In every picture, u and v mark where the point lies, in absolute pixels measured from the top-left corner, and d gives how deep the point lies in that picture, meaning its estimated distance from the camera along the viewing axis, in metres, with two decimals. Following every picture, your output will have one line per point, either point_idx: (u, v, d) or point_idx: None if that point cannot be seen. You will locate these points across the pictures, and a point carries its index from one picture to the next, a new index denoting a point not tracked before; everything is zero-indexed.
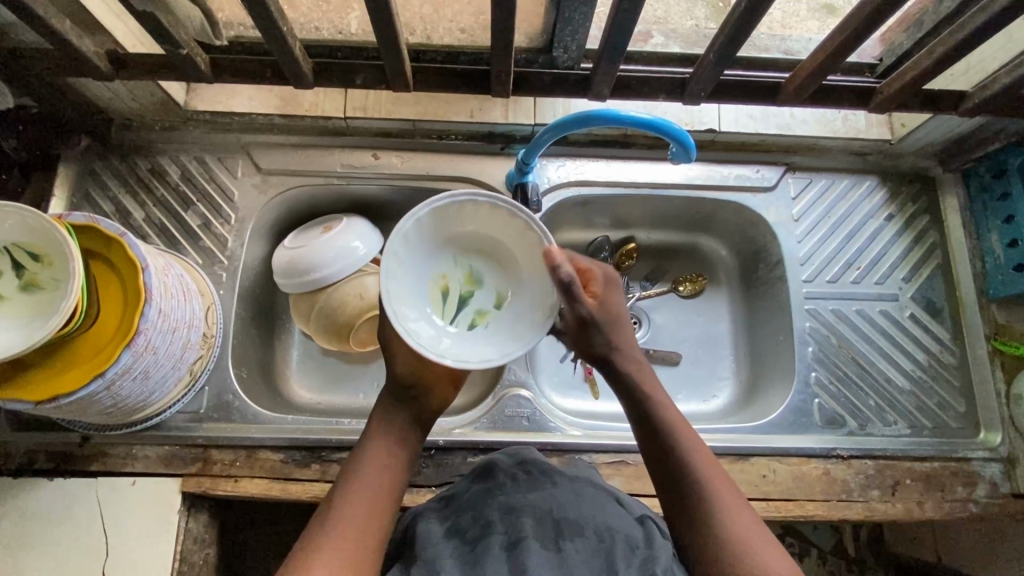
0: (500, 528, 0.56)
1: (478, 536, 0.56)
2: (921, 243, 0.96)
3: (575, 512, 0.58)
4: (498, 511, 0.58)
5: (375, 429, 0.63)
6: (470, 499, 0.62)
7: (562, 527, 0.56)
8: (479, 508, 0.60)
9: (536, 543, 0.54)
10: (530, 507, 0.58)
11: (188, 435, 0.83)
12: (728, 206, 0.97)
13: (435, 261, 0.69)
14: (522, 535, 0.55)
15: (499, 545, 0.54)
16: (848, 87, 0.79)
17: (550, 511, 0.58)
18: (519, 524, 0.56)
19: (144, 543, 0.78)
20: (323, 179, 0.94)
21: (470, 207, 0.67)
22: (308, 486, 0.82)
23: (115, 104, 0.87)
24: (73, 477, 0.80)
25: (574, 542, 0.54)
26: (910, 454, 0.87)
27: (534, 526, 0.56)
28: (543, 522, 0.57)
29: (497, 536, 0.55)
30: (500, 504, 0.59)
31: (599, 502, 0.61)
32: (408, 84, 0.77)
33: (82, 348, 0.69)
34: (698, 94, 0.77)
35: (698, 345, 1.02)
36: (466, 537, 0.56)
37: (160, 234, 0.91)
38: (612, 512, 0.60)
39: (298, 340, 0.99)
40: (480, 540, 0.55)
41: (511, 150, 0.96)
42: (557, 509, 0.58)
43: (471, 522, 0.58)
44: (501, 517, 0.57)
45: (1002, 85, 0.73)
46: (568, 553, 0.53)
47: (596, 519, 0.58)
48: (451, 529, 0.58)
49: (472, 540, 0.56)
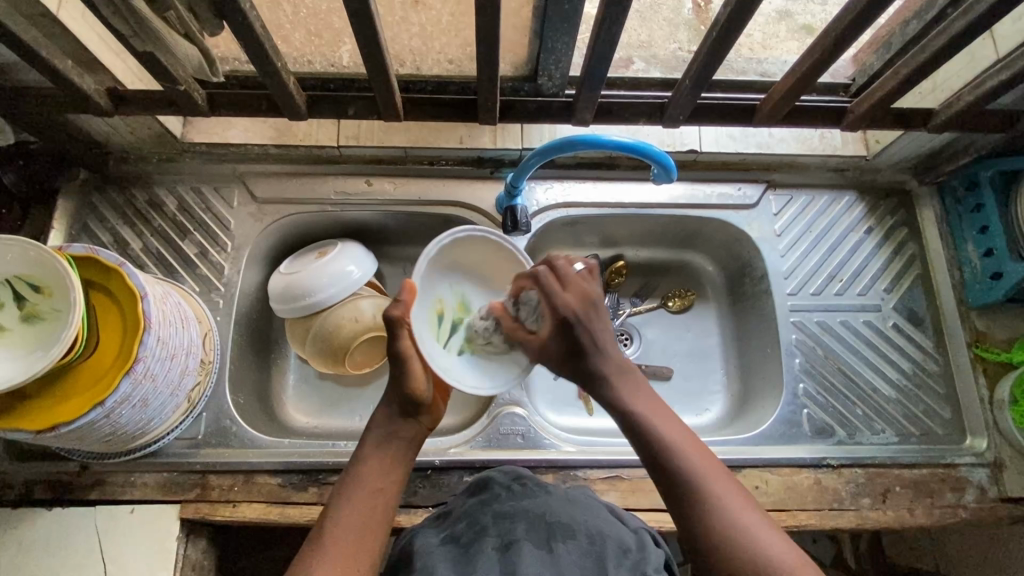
0: (493, 531, 0.57)
1: (472, 539, 0.57)
2: (901, 254, 0.99)
3: (568, 516, 0.60)
4: (492, 518, 0.60)
5: (372, 440, 0.66)
6: (466, 509, 0.63)
7: (554, 529, 0.57)
8: (475, 515, 0.61)
9: (530, 544, 0.55)
10: (523, 513, 0.60)
11: (186, 461, 0.83)
12: (712, 223, 1.00)
13: (435, 285, 0.71)
14: (516, 537, 0.56)
15: (492, 546, 0.56)
16: (821, 107, 0.82)
17: (543, 516, 0.59)
18: (512, 528, 0.57)
19: (142, 572, 0.78)
20: (317, 206, 0.96)
21: (483, 243, 0.73)
22: (305, 509, 0.82)
23: (113, 137, 0.89)
24: (72, 506, 0.81)
25: (566, 544, 0.56)
26: (899, 461, 0.88)
27: (527, 529, 0.57)
28: (536, 526, 0.58)
29: (491, 538, 0.57)
30: (495, 511, 0.61)
31: (592, 509, 0.63)
32: (399, 114, 0.80)
33: (82, 377, 0.70)
34: (676, 117, 0.80)
35: (688, 359, 1.04)
36: (460, 541, 0.58)
37: (158, 263, 0.93)
38: (604, 519, 0.61)
39: (294, 365, 1.01)
40: (474, 542, 0.57)
41: (500, 173, 0.98)
42: (551, 513, 0.60)
43: (466, 528, 0.59)
44: (495, 522, 0.59)
45: (966, 102, 0.76)
46: (560, 554, 0.54)
47: (587, 523, 0.59)
48: (446, 537, 0.59)
49: (466, 543, 0.57)
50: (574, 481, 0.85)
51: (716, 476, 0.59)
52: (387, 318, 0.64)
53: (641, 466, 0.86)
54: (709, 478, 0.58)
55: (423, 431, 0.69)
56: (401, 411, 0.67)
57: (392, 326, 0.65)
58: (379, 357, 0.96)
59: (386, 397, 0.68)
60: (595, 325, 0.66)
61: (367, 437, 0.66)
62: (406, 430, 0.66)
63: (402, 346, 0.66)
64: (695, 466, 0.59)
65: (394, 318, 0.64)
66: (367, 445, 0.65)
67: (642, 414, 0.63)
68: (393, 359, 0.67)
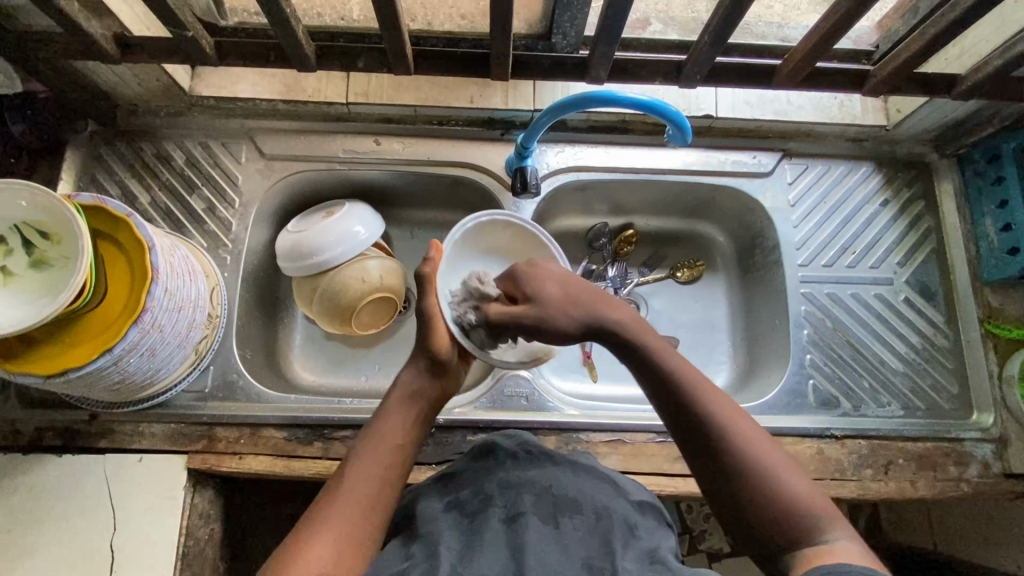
0: (499, 502, 0.59)
1: (477, 509, 0.59)
2: (916, 227, 0.97)
3: (573, 490, 0.61)
4: (497, 487, 0.61)
5: (395, 395, 0.67)
6: (469, 473, 0.65)
7: (561, 505, 0.58)
8: (480, 482, 0.63)
9: (536, 520, 0.56)
10: (529, 483, 0.60)
11: (193, 413, 0.84)
12: (725, 191, 0.99)
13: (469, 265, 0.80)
14: (521, 511, 0.57)
15: (499, 518, 0.57)
16: (843, 70, 0.79)
17: (549, 488, 0.60)
18: (519, 499, 0.59)
19: (152, 518, 0.80)
20: (325, 163, 0.95)
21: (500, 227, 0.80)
22: (311, 463, 0.83)
23: (121, 88, 0.88)
24: (82, 454, 0.82)
25: (571, 521, 0.57)
26: (903, 434, 0.87)
27: (534, 501, 0.58)
28: (543, 499, 0.59)
29: (498, 510, 0.58)
30: (499, 479, 0.62)
31: (596, 481, 0.64)
32: (410, 68, 0.77)
33: (90, 325, 0.71)
34: (693, 77, 0.78)
35: (695, 330, 1.05)
36: (465, 510, 0.59)
37: (165, 218, 0.92)
38: (607, 492, 0.62)
39: (301, 324, 1.02)
40: (480, 514, 0.58)
41: (511, 135, 0.97)
42: (557, 485, 0.61)
43: (471, 496, 0.60)
44: (500, 492, 0.60)
45: (992, 68, 0.74)
46: (565, 531, 0.56)
47: (593, 498, 0.60)
48: (450, 502, 0.61)
49: (471, 513, 0.59)
50: (577, 444, 0.84)
51: (746, 424, 0.60)
52: (419, 275, 0.70)
53: (644, 431, 0.85)
54: (733, 422, 0.59)
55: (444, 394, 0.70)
56: (429, 371, 0.68)
57: (422, 283, 0.70)
58: (385, 319, 0.98)
59: (411, 355, 0.69)
60: (574, 282, 0.67)
61: (389, 397, 0.67)
62: (430, 390, 0.68)
63: (427, 303, 0.69)
64: (728, 416, 0.60)
65: (425, 275, 0.70)
66: (391, 400, 0.66)
67: (669, 365, 0.62)
68: (419, 316, 0.70)
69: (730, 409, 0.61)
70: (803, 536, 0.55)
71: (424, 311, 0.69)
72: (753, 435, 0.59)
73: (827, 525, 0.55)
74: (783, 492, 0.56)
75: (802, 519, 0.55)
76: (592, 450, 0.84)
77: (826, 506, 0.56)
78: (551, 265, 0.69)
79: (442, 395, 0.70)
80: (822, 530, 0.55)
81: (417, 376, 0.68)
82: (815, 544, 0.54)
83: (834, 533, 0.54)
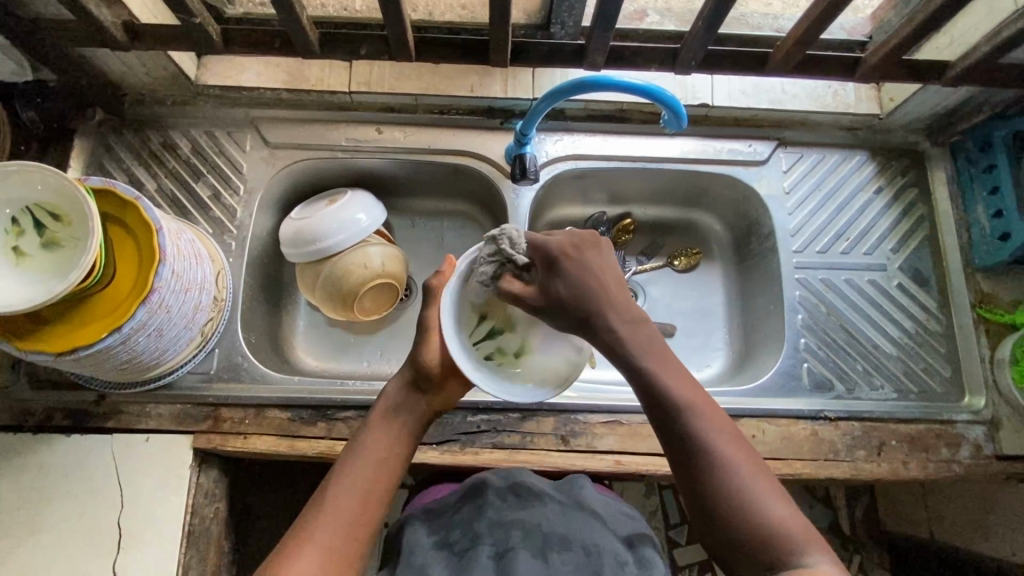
0: (488, 540, 0.67)
1: (468, 547, 0.67)
2: (909, 215, 0.99)
3: (561, 528, 0.69)
4: (487, 526, 0.69)
5: (380, 408, 0.70)
6: (463, 513, 0.73)
7: (548, 541, 0.67)
8: (470, 523, 0.71)
9: (523, 553, 0.65)
10: (517, 522, 0.69)
11: (199, 394, 0.86)
12: (721, 179, 1.01)
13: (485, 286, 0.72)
14: (509, 546, 0.65)
15: (488, 554, 0.65)
16: (836, 57, 0.81)
17: (536, 527, 0.68)
18: (506, 536, 0.67)
19: (158, 497, 0.82)
20: (329, 152, 0.97)
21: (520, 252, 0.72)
22: (314, 443, 0.84)
23: (130, 76, 0.90)
24: (90, 433, 0.84)
25: (560, 555, 0.66)
26: (896, 416, 0.89)
27: (521, 538, 0.67)
28: (530, 536, 0.67)
29: (487, 547, 0.66)
30: (488, 518, 0.70)
31: (584, 519, 0.72)
32: (412, 56, 0.79)
33: (100, 305, 0.73)
34: (688, 63, 0.79)
35: (692, 317, 1.06)
36: (458, 549, 0.68)
37: (171, 204, 0.94)
38: (597, 529, 0.70)
39: (304, 311, 1.04)
40: (470, 550, 0.66)
41: (511, 124, 0.98)
42: (543, 525, 0.69)
43: (461, 536, 0.69)
44: (489, 530, 0.68)
45: (981, 53, 0.75)
46: (554, 563, 0.64)
47: (581, 535, 0.68)
48: (445, 542, 0.69)
49: (463, 552, 0.67)
50: (574, 425, 0.86)
51: (731, 441, 0.59)
52: (427, 287, 0.72)
53: (640, 412, 0.87)
54: (718, 439, 0.59)
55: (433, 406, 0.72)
56: (414, 382, 0.70)
57: (430, 294, 0.72)
58: (387, 306, 1.00)
59: (400, 368, 0.72)
60: (583, 277, 0.63)
61: (377, 407, 0.70)
62: (416, 405, 0.70)
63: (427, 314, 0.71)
64: (715, 434, 0.59)
65: (432, 288, 0.72)
66: (376, 414, 0.69)
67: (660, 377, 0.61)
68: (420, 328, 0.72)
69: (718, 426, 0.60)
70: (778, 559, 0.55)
71: (423, 322, 0.71)
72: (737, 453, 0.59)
73: (805, 550, 0.55)
74: (764, 514, 0.56)
75: (779, 542, 0.55)
76: (590, 431, 0.86)
77: (807, 530, 0.56)
78: (581, 249, 0.64)
79: (431, 408, 0.71)
80: (800, 555, 0.54)
81: (405, 389, 0.70)
82: (792, 567, 0.54)
83: (815, 558, 0.54)
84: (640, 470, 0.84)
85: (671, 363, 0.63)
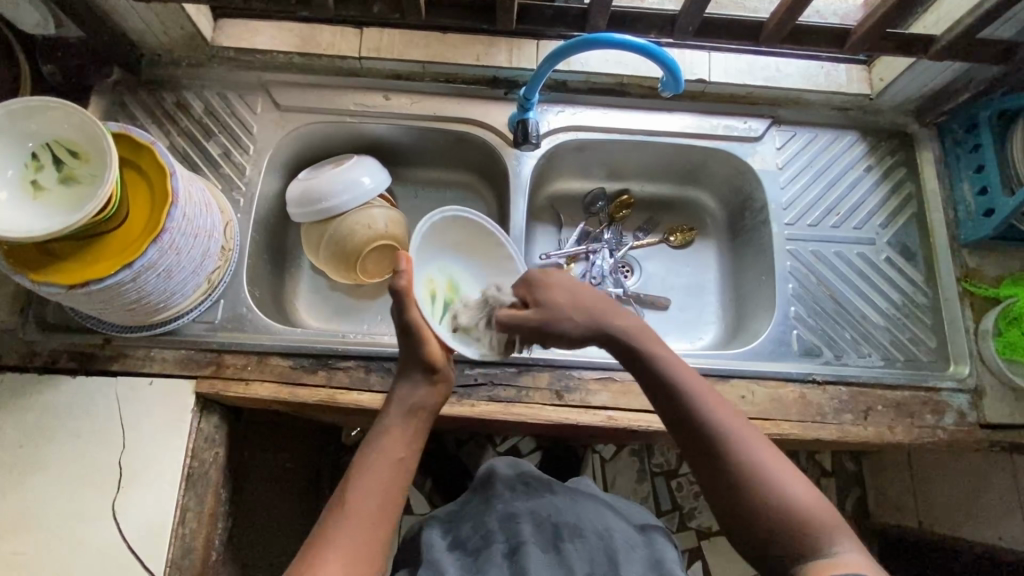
0: (500, 537, 0.69)
1: (480, 545, 0.69)
2: (898, 192, 1.02)
3: (574, 517, 0.72)
4: (497, 521, 0.71)
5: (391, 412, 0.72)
6: (472, 510, 0.75)
7: (560, 531, 0.69)
8: (480, 518, 0.73)
9: (534, 549, 0.67)
10: (526, 514, 0.72)
11: (204, 341, 0.88)
12: (716, 155, 1.04)
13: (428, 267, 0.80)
14: (520, 542, 0.68)
15: (501, 552, 0.67)
16: (826, 30, 0.85)
17: (548, 517, 0.71)
18: (518, 531, 0.69)
19: (159, 440, 0.83)
20: (337, 116, 1.00)
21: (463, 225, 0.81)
22: (314, 390, 0.86)
23: (148, 35, 0.93)
24: (94, 375, 0.86)
25: (573, 543, 0.68)
26: (883, 381, 0.91)
27: (532, 532, 0.69)
28: (541, 526, 0.70)
29: (498, 545, 0.68)
30: (498, 513, 0.73)
31: (594, 506, 0.75)
32: (422, 15, 0.83)
33: (113, 243, 0.75)
34: (686, 31, 0.83)
35: (686, 291, 1.09)
36: (469, 547, 0.69)
37: (182, 161, 0.96)
38: (607, 516, 0.74)
39: (307, 274, 1.06)
40: (483, 549, 0.68)
41: (514, 94, 1.02)
42: (556, 514, 0.72)
43: (473, 533, 0.71)
44: (499, 525, 0.71)
45: (964, 26, 0.80)
46: (566, 552, 0.67)
47: (592, 522, 0.71)
48: (455, 543, 0.71)
49: (475, 550, 0.69)
50: (569, 380, 0.88)
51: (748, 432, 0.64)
52: (396, 289, 0.70)
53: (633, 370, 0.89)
54: (731, 429, 0.64)
55: (439, 399, 0.75)
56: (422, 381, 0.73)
57: (399, 295, 0.70)
58: (388, 269, 1.03)
59: (402, 369, 0.74)
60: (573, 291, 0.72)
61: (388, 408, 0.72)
62: (424, 398, 0.73)
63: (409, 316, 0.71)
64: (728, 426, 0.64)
65: (400, 289, 0.70)
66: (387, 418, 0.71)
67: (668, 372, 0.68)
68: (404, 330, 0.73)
69: (727, 416, 0.65)
70: (808, 539, 0.58)
71: (408, 325, 0.72)
72: (753, 444, 0.64)
73: (831, 537, 0.58)
74: (787, 500, 0.60)
75: (808, 524, 0.59)
76: (584, 387, 0.88)
77: (831, 516, 0.59)
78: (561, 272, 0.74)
79: (437, 401, 0.75)
80: (825, 541, 0.58)
81: (411, 387, 0.73)
82: (825, 554, 0.57)
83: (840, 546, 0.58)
84: (633, 426, 0.86)
85: (680, 360, 0.70)
